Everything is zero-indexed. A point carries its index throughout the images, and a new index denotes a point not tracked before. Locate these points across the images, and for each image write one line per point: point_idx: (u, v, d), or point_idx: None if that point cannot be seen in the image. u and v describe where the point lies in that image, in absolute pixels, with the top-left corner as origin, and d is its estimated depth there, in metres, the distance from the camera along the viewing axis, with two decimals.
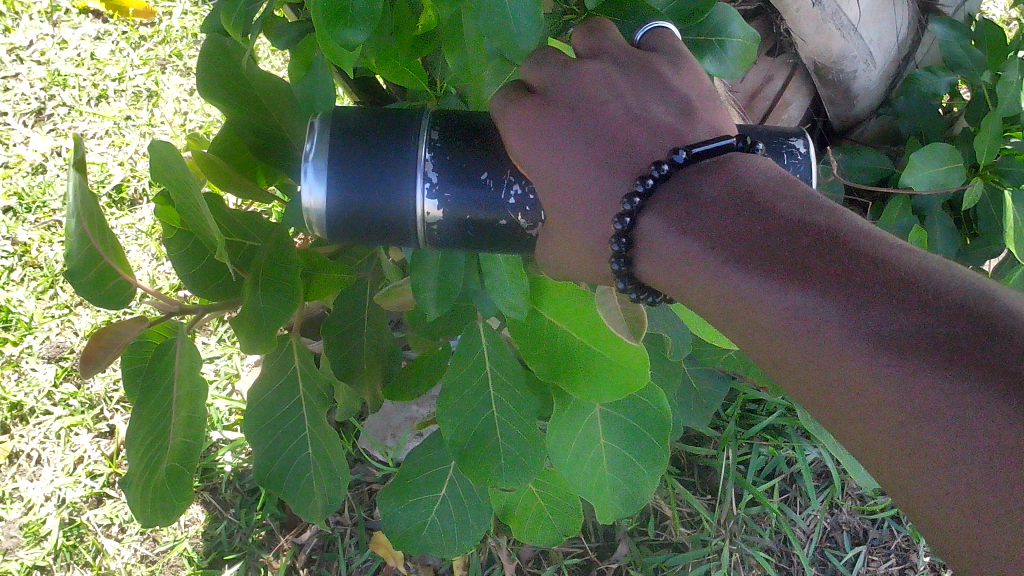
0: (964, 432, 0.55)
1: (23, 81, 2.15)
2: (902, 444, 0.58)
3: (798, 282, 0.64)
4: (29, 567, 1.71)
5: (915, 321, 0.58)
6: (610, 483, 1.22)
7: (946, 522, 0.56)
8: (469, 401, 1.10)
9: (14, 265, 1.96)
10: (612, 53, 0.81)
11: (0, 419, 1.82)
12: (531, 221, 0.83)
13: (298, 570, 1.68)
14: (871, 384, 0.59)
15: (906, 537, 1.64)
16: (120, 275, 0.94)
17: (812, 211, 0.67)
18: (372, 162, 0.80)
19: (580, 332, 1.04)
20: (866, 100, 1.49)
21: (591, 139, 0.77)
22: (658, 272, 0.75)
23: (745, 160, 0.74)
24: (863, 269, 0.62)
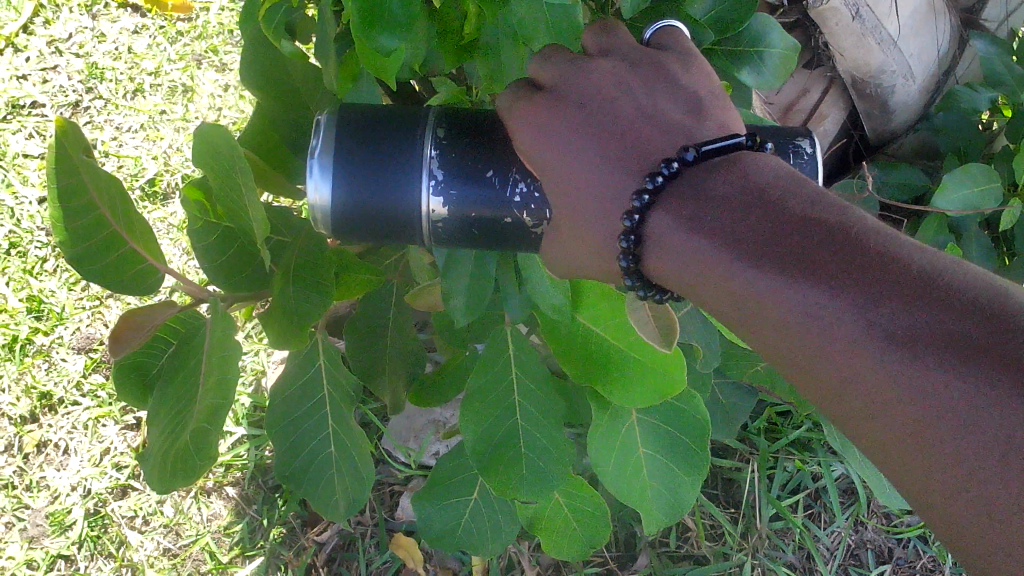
0: (981, 432, 0.55)
1: (62, 74, 2.18)
2: (917, 444, 0.58)
3: (811, 281, 0.64)
4: (54, 555, 1.73)
5: (934, 323, 0.59)
6: (629, 496, 1.20)
7: (961, 520, 0.56)
8: (492, 409, 1.09)
9: (47, 255, 1.98)
10: (621, 51, 0.80)
11: (30, 407, 1.85)
12: (536, 219, 0.83)
13: (318, 570, 1.67)
14: (887, 384, 0.60)
15: (932, 558, 1.60)
16: (147, 260, 0.95)
17: (826, 210, 0.67)
18: (379, 158, 0.80)
19: (616, 336, 1.03)
20: (903, 115, 1.47)
21: (600, 139, 0.76)
22: (667, 270, 0.74)
23: (756, 160, 0.73)
24: (878, 269, 0.62)
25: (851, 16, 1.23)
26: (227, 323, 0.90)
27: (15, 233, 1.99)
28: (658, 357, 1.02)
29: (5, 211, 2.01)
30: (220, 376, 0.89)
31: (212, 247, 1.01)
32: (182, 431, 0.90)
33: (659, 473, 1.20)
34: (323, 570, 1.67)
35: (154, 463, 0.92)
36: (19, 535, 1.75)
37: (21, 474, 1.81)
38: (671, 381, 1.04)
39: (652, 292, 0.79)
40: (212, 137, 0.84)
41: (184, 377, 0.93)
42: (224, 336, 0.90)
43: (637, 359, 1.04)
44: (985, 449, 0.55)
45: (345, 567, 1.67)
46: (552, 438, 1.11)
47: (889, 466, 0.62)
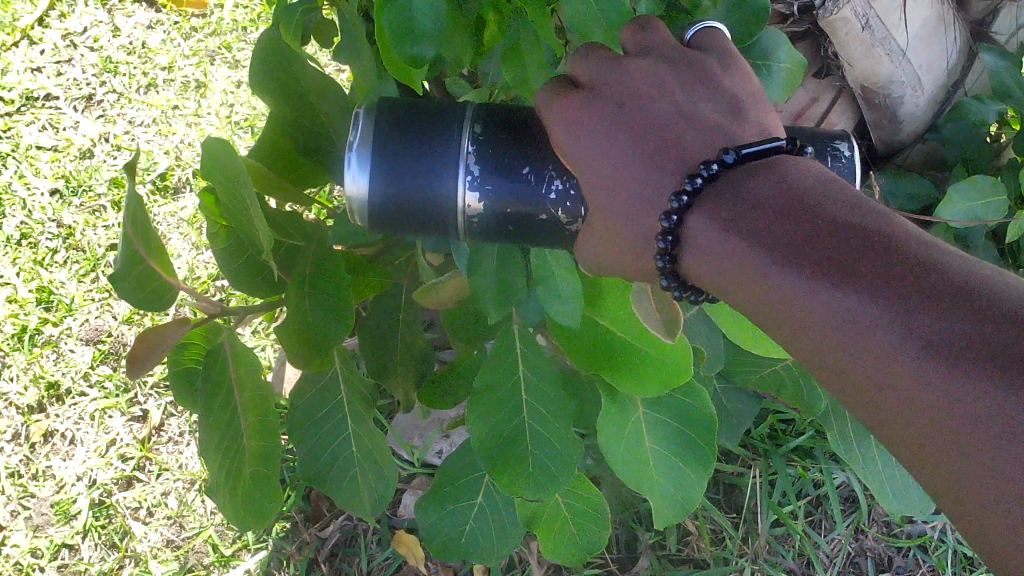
0: (1021, 443, 0.56)
1: (76, 67, 2.20)
2: (957, 451, 0.60)
3: (854, 286, 0.64)
4: (58, 544, 1.75)
5: (976, 331, 0.60)
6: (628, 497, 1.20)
7: (997, 527, 0.57)
8: (493, 409, 1.10)
9: (58, 247, 2.00)
10: (661, 50, 0.81)
11: (37, 397, 1.86)
12: (571, 216, 0.84)
13: (320, 564, 1.68)
14: (928, 390, 0.61)
15: (931, 568, 1.60)
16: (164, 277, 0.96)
17: (866, 215, 0.68)
18: (419, 152, 0.81)
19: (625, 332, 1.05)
20: (913, 125, 1.48)
21: (639, 137, 0.77)
22: (702, 270, 0.75)
23: (794, 165, 0.74)
24: (920, 276, 0.63)
25: (861, 27, 1.24)
26: (251, 360, 0.98)
27: (26, 224, 2.01)
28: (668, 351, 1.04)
29: (18, 202, 2.03)
30: (260, 417, 0.97)
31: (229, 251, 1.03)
32: (239, 465, 0.98)
33: (663, 475, 1.21)
34: (325, 565, 1.68)
35: (226, 497, 1.01)
36: (24, 524, 1.77)
37: (27, 463, 1.82)
38: (679, 371, 1.05)
39: (686, 293, 0.80)
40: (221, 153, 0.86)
41: (220, 418, 0.98)
42: (254, 374, 0.98)
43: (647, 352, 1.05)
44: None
45: (347, 563, 1.68)
46: (558, 438, 1.12)
47: (924, 470, 0.63)
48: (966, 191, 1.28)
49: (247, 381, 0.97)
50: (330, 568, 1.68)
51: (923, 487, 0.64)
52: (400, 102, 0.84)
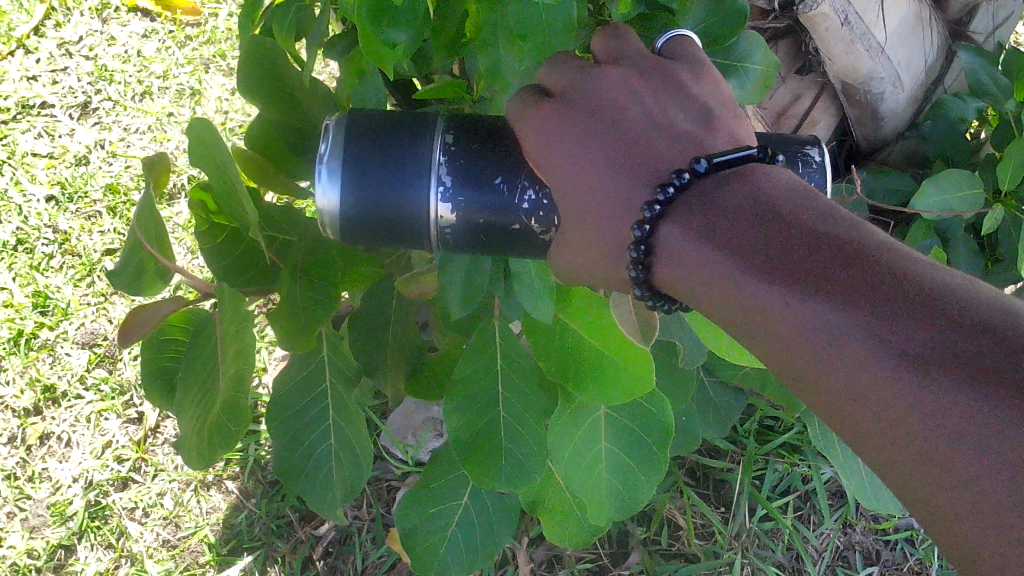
0: (986, 449, 0.57)
1: (71, 75, 2.22)
2: (924, 457, 0.61)
3: (821, 294, 0.66)
4: (54, 545, 1.75)
5: (939, 336, 0.61)
6: (608, 486, 1.22)
7: (965, 532, 0.58)
8: (479, 400, 1.11)
9: (54, 252, 2.02)
10: (632, 59, 0.84)
11: (34, 400, 1.88)
12: (544, 225, 0.86)
13: (315, 562, 1.70)
14: (892, 396, 0.62)
15: (919, 560, 1.62)
16: (162, 262, 0.96)
17: (835, 224, 0.70)
18: (392, 164, 0.82)
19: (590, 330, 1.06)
20: (894, 123, 1.51)
21: (611, 143, 0.79)
22: (677, 279, 0.77)
23: (764, 174, 0.76)
24: (886, 282, 0.64)
25: (840, 22, 1.27)
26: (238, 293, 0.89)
27: (22, 229, 2.03)
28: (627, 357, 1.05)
29: (13, 208, 2.05)
30: (237, 343, 0.88)
31: (222, 249, 1.02)
32: (211, 406, 0.90)
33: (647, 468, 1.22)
34: (320, 563, 1.69)
35: (194, 442, 0.92)
36: (20, 525, 1.78)
37: (23, 465, 1.83)
38: (636, 385, 1.07)
39: (659, 300, 0.82)
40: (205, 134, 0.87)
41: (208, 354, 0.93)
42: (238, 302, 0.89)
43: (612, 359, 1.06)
44: (986, 464, 0.57)
45: (342, 561, 1.69)
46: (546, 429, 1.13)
47: (894, 478, 0.63)
48: (940, 183, 1.30)
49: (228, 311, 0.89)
50: (324, 566, 1.69)
51: (897, 497, 0.65)
52: (373, 113, 0.85)
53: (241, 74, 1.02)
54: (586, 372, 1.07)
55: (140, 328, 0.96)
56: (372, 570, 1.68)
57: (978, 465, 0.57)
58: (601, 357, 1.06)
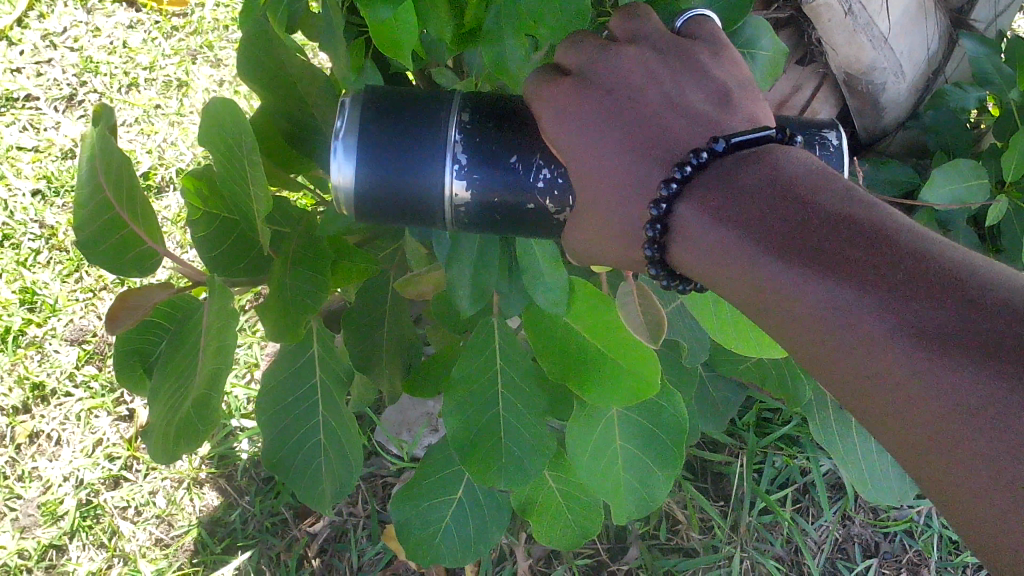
0: (1006, 433, 0.55)
1: (56, 67, 2.19)
2: (943, 441, 0.58)
3: (840, 274, 0.64)
4: (45, 545, 1.73)
5: (956, 317, 0.59)
6: (623, 485, 1.20)
7: (983, 517, 0.56)
8: (483, 395, 1.09)
9: (41, 247, 1.99)
10: (651, 38, 0.81)
11: (22, 398, 1.85)
12: (559, 205, 0.83)
13: (309, 560, 1.67)
14: (908, 378, 0.60)
15: (919, 552, 1.60)
16: (149, 244, 0.96)
17: (855, 205, 0.67)
18: (408, 139, 0.80)
19: (592, 333, 1.04)
20: (894, 113, 1.50)
21: (628, 125, 0.77)
22: (692, 259, 0.74)
23: (785, 153, 0.73)
24: (908, 264, 0.62)
25: (845, 12, 1.24)
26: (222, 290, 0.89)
27: (8, 224, 1.99)
28: (632, 359, 1.02)
29: None
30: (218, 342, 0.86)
31: (215, 238, 1.00)
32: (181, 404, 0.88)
33: (644, 466, 1.20)
34: (315, 560, 1.67)
35: (160, 438, 0.90)
36: (10, 525, 1.75)
37: (13, 464, 1.81)
38: (643, 381, 1.04)
39: (673, 281, 0.80)
40: (219, 115, 0.85)
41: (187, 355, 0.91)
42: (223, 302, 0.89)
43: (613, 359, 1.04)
44: (1007, 448, 0.55)
45: (337, 558, 1.67)
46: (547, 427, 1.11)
47: (912, 461, 0.61)
48: (948, 176, 1.28)
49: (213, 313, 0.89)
50: (320, 564, 1.67)
51: (911, 480, 0.63)
52: (385, 91, 0.83)
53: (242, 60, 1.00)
54: (591, 372, 1.06)
55: (130, 316, 0.95)
56: (369, 567, 1.66)
57: (999, 449, 0.55)
58: (601, 356, 1.05)
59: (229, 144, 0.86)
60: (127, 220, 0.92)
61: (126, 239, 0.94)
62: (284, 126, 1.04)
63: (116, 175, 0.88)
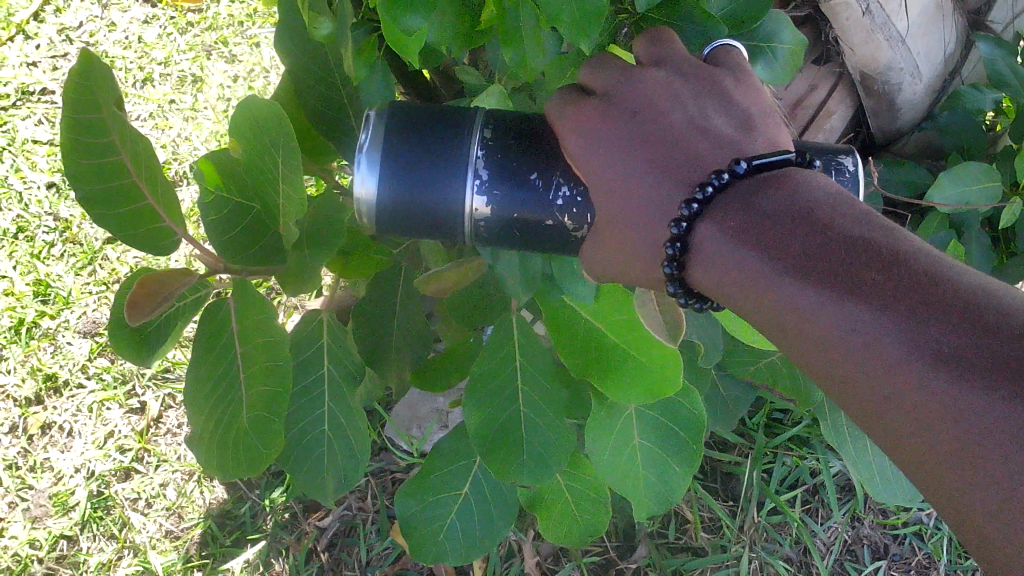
0: (1019, 454, 0.54)
1: (71, 61, 2.20)
2: (956, 464, 0.58)
3: (859, 297, 0.63)
4: (56, 536, 1.74)
5: (972, 339, 0.58)
6: (644, 483, 1.20)
7: (994, 540, 0.55)
8: (505, 392, 1.09)
9: (55, 240, 2.00)
10: (675, 62, 0.80)
11: (35, 390, 1.87)
12: (578, 223, 0.83)
13: (319, 554, 1.68)
14: (925, 399, 0.59)
15: (929, 555, 1.58)
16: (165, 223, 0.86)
17: (874, 229, 0.67)
18: (432, 152, 0.81)
19: (615, 327, 1.04)
20: (910, 114, 1.50)
21: (652, 148, 0.77)
22: (711, 281, 0.74)
23: (805, 178, 0.73)
24: (924, 286, 0.62)
25: (861, 12, 1.26)
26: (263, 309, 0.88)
27: (23, 217, 2.01)
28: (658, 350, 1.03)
29: (14, 195, 2.03)
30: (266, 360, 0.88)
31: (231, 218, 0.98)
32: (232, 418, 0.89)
33: (648, 465, 1.20)
34: (324, 554, 1.68)
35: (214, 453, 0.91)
36: (21, 515, 1.77)
37: (25, 455, 1.82)
38: (666, 379, 1.05)
39: (693, 301, 0.79)
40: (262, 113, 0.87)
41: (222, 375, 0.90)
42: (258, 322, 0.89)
43: (640, 360, 1.05)
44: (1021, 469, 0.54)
45: (347, 553, 1.68)
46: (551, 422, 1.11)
47: (927, 485, 0.61)
48: (957, 177, 1.29)
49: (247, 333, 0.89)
50: (329, 558, 1.68)
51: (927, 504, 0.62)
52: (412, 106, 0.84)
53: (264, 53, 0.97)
54: (616, 366, 1.06)
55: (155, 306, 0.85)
56: (377, 562, 1.67)
57: (1013, 470, 0.54)
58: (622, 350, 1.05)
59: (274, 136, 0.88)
60: (159, 215, 0.85)
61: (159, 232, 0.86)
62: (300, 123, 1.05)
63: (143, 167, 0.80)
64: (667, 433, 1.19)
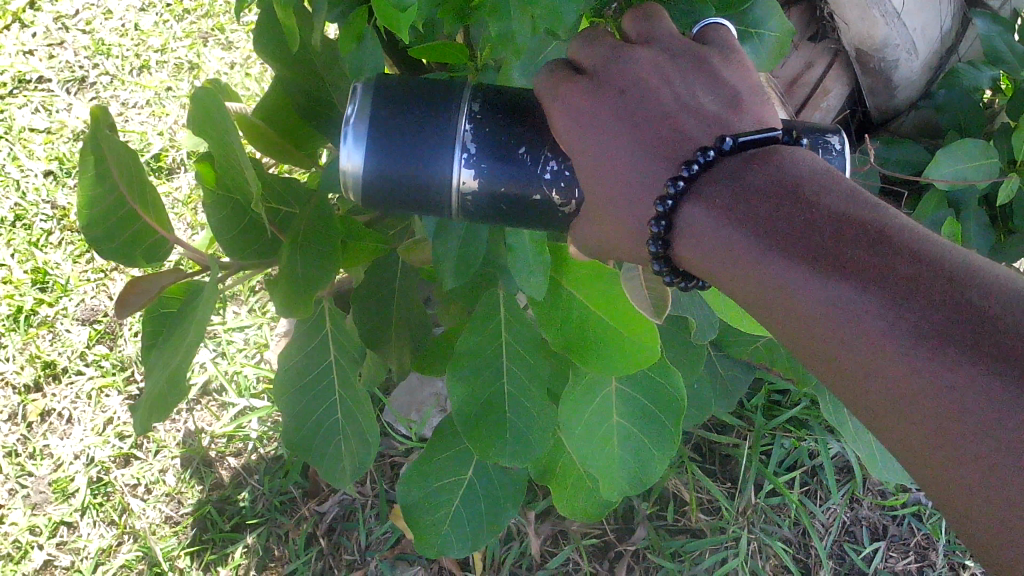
0: (1004, 433, 0.55)
1: (68, 49, 2.19)
2: (941, 441, 0.58)
3: (842, 274, 0.63)
4: (56, 522, 1.74)
5: (955, 315, 0.58)
6: (620, 466, 1.19)
7: (984, 519, 0.56)
8: (488, 366, 1.10)
9: (52, 228, 2.00)
10: (663, 41, 0.80)
11: (34, 376, 1.88)
12: (566, 197, 0.83)
13: (318, 539, 1.67)
14: (906, 377, 0.59)
15: (926, 536, 1.58)
16: (159, 233, 1.01)
17: (858, 205, 0.66)
18: (418, 127, 0.80)
19: (598, 305, 1.04)
20: (907, 92, 1.49)
21: (639, 125, 0.77)
22: (697, 258, 0.74)
23: (790, 153, 0.72)
24: (907, 264, 0.61)
25: None
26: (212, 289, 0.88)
27: (20, 205, 2.00)
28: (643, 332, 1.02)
29: (11, 183, 2.02)
30: (200, 336, 0.87)
31: (230, 216, 1.00)
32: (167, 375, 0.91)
33: (636, 445, 1.19)
34: (323, 539, 1.66)
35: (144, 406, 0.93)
36: (21, 502, 1.77)
37: (24, 441, 1.83)
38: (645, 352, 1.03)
39: (678, 278, 0.79)
40: (212, 105, 0.86)
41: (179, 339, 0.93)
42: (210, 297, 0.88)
43: (619, 334, 1.03)
44: (1008, 448, 0.54)
45: (347, 538, 1.66)
46: (540, 404, 1.10)
47: (913, 464, 0.61)
48: (953, 153, 1.27)
49: (201, 312, 0.88)
50: (328, 543, 1.66)
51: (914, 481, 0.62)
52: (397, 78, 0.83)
53: (255, 37, 1.01)
54: (591, 345, 1.05)
55: (140, 300, 0.96)
56: (376, 546, 1.65)
57: (1001, 450, 0.55)
58: (604, 323, 1.04)
59: (224, 129, 0.87)
60: (138, 211, 0.96)
61: (138, 228, 0.98)
62: (297, 99, 1.06)
63: (122, 166, 0.91)
64: (654, 416, 1.18)
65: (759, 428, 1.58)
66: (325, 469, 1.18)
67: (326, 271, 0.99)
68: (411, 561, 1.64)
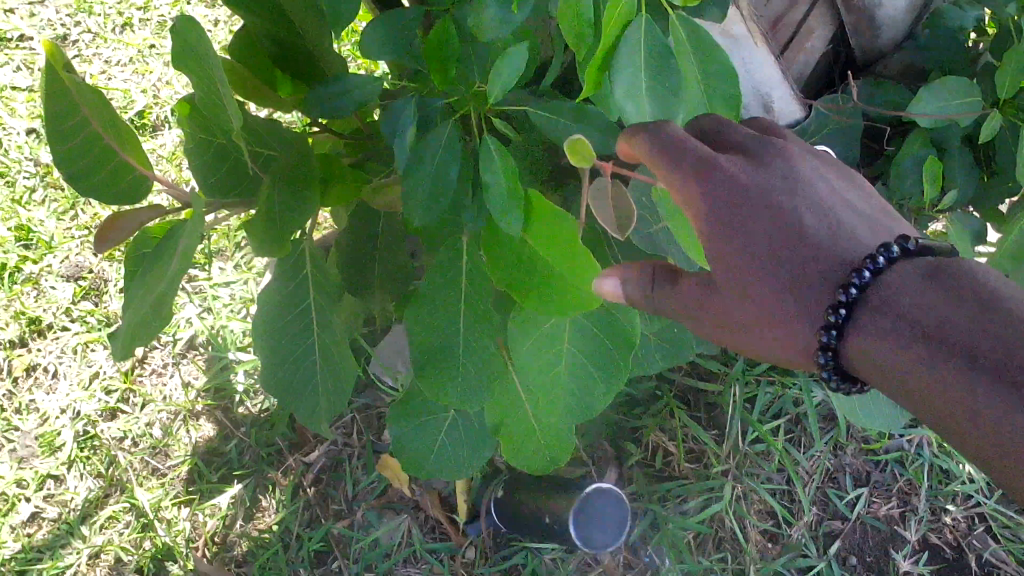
0: (990, 409, 0.73)
1: (49, 7, 2.16)
2: (944, 408, 0.75)
3: (898, 274, 0.82)
4: (43, 475, 1.73)
5: (979, 322, 0.76)
6: (560, 386, 1.11)
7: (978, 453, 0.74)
8: (440, 321, 1.00)
9: (35, 185, 1.98)
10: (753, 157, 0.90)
11: (18, 333, 1.87)
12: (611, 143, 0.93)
13: (306, 489, 1.66)
14: (921, 365, 0.77)
15: (909, 481, 1.58)
16: (138, 170, 0.94)
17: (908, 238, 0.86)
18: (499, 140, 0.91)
19: (536, 240, 0.90)
20: (891, 31, 1.51)
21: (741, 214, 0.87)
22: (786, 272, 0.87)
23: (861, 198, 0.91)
24: (956, 285, 0.79)
25: None
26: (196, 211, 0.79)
27: (3, 161, 1.99)
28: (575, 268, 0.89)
29: None
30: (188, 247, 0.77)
31: (213, 160, 0.98)
32: (149, 302, 0.80)
33: (585, 369, 1.11)
34: (311, 489, 1.65)
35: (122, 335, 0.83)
36: (8, 456, 1.76)
37: (10, 396, 1.82)
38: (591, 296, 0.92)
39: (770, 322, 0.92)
40: (191, 38, 0.79)
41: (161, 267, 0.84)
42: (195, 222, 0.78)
43: (563, 276, 0.90)
44: (994, 417, 0.72)
45: (333, 487, 1.66)
46: (480, 331, 1.00)
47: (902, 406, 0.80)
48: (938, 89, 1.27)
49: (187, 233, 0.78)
50: (316, 493, 1.66)
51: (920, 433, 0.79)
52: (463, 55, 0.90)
53: None
54: (533, 289, 0.94)
55: (120, 234, 0.96)
56: (364, 496, 1.65)
57: (987, 418, 0.73)
58: (544, 265, 0.91)
59: (208, 67, 0.80)
60: (116, 146, 0.90)
61: (117, 167, 0.92)
62: None
63: (97, 106, 0.86)
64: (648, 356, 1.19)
65: (737, 375, 1.56)
66: (304, 412, 1.15)
67: (305, 210, 0.99)
68: (398, 512, 1.62)
